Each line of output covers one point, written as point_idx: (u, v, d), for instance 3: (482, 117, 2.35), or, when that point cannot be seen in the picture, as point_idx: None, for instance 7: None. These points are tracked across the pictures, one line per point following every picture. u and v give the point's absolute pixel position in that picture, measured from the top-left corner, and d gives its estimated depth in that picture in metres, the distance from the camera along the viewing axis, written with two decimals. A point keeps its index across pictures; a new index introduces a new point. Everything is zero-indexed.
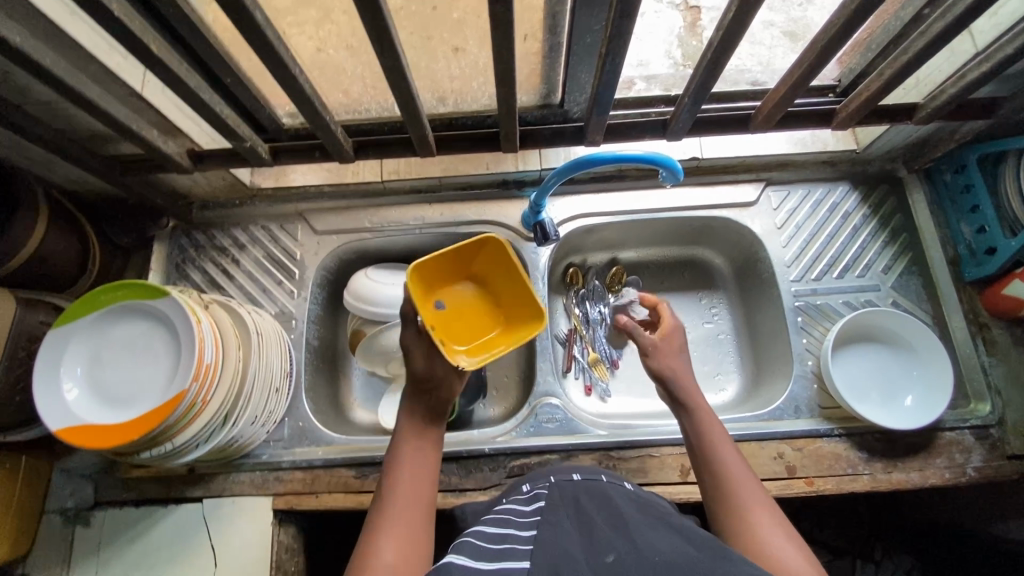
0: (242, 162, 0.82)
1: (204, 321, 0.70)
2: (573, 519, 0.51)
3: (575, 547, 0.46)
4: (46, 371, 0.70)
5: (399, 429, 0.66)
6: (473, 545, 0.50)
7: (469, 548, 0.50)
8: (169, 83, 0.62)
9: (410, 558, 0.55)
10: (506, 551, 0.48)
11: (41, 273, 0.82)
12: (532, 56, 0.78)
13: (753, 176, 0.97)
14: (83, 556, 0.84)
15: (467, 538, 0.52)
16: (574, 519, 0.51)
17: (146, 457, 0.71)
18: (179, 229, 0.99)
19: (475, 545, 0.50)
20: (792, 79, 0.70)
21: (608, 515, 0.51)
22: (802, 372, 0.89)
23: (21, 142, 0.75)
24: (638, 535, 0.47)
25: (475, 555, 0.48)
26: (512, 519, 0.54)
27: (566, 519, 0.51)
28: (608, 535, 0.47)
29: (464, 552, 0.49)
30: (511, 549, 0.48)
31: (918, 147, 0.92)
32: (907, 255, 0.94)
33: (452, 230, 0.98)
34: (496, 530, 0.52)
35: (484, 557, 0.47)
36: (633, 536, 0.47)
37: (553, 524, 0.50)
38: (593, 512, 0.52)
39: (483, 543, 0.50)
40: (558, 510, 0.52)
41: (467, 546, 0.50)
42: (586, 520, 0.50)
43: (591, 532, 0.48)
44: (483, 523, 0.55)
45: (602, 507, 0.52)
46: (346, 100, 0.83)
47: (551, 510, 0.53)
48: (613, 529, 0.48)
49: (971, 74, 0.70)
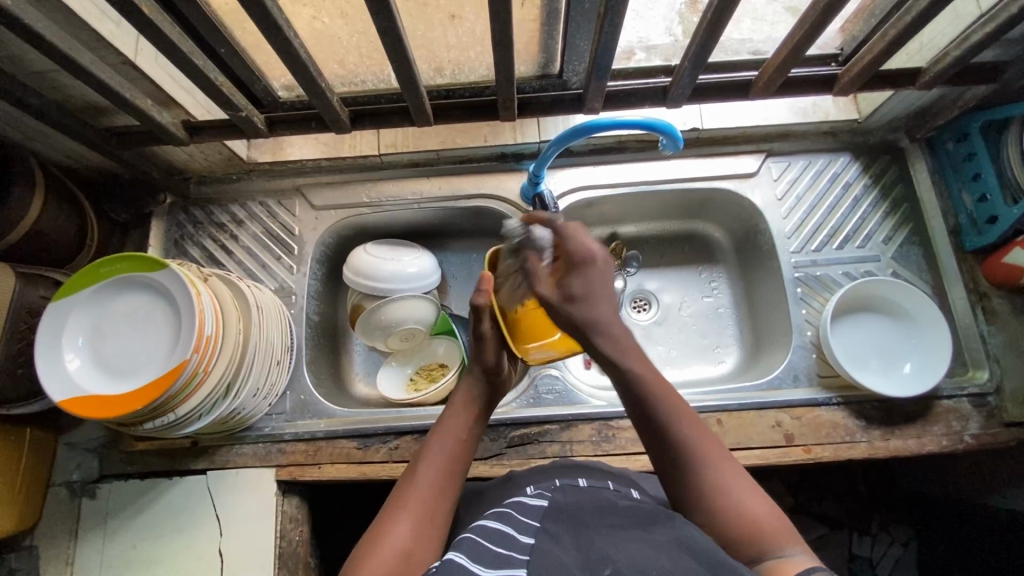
0: (238, 133, 0.81)
1: (204, 293, 0.70)
2: (575, 530, 0.51)
3: (574, 562, 0.47)
4: (48, 342, 0.71)
5: (450, 409, 0.67)
6: (473, 542, 0.50)
7: (467, 544, 0.50)
8: (163, 47, 0.62)
9: (424, 550, 0.54)
10: (505, 555, 0.48)
11: (39, 248, 0.82)
12: (529, 23, 0.74)
13: (754, 147, 0.96)
14: (90, 527, 0.85)
15: (468, 533, 0.52)
16: (576, 532, 0.51)
17: (149, 428, 0.72)
18: (177, 205, 0.99)
19: (467, 543, 0.50)
20: (794, 41, 0.69)
21: (610, 526, 0.51)
22: (802, 342, 0.89)
23: (14, 115, 0.74)
24: (639, 549, 0.47)
25: (475, 556, 0.48)
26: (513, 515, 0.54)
27: (568, 532, 0.51)
28: (608, 548, 0.47)
29: (464, 550, 0.49)
30: (510, 555, 0.48)
31: (921, 115, 0.91)
32: (908, 226, 0.94)
33: (452, 203, 0.98)
34: (495, 526, 0.52)
35: (481, 560, 0.47)
36: (634, 552, 0.46)
37: (552, 535, 0.50)
38: (594, 521, 0.51)
39: (482, 541, 0.50)
40: (560, 518, 0.53)
41: (468, 543, 0.50)
42: (589, 533, 0.50)
43: (590, 544, 0.48)
44: (488, 515, 0.55)
45: (605, 517, 0.52)
46: (342, 71, 0.82)
47: (555, 516, 0.53)
48: (614, 542, 0.48)
49: (975, 35, 0.69)
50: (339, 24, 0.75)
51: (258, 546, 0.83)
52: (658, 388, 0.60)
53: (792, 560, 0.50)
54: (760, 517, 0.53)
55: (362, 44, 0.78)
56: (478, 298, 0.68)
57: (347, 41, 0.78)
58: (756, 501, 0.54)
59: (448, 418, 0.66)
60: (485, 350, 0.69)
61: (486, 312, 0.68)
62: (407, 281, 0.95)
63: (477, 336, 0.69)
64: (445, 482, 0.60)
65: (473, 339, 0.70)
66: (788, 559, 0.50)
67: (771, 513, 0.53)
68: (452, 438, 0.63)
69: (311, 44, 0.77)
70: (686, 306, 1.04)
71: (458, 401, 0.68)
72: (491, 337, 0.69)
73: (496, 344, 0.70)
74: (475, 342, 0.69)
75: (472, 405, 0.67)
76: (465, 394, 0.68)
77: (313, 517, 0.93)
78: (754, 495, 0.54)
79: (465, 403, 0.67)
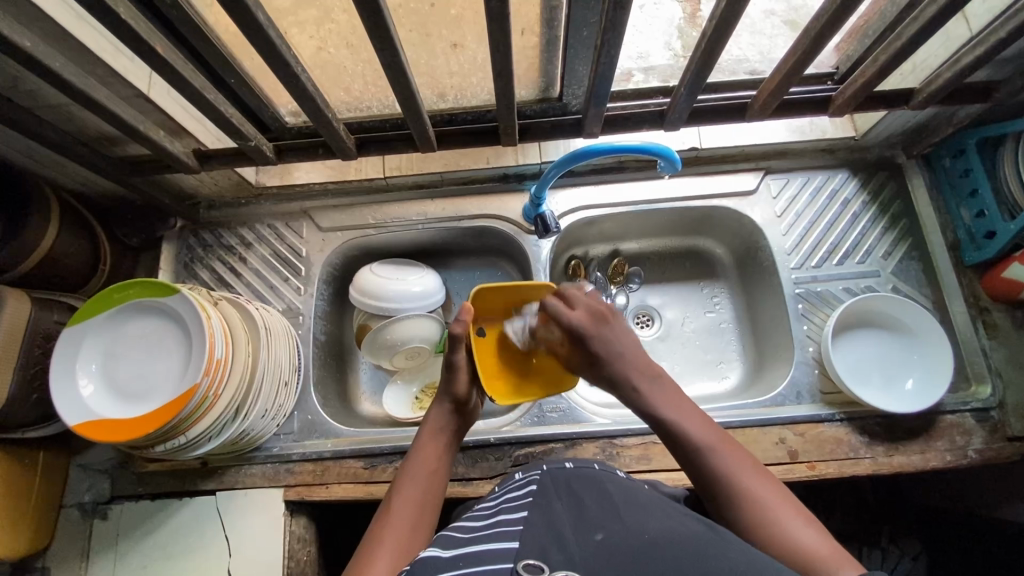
0: (246, 161, 0.84)
1: (214, 317, 0.72)
2: (566, 504, 0.52)
3: (568, 529, 0.47)
4: (62, 368, 0.72)
5: (420, 436, 0.69)
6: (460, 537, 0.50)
7: (458, 538, 0.50)
8: (176, 83, 0.64)
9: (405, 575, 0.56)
10: (498, 535, 0.48)
11: (54, 273, 0.84)
12: (529, 50, 0.77)
13: (753, 165, 0.98)
14: (101, 548, 0.86)
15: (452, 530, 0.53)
16: (568, 504, 0.52)
17: (159, 451, 0.73)
18: (187, 229, 1.01)
19: (454, 536, 0.51)
20: (787, 66, 0.71)
21: (600, 498, 0.52)
22: (803, 358, 0.90)
23: (31, 147, 0.77)
24: (631, 518, 0.48)
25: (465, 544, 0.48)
26: (502, 507, 0.55)
27: (559, 503, 0.52)
28: (600, 518, 0.48)
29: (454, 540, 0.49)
30: (502, 533, 0.48)
31: (917, 132, 0.92)
32: (907, 241, 0.94)
33: (456, 223, 1.00)
34: (484, 521, 0.53)
35: (471, 543, 0.48)
36: (624, 520, 0.48)
37: (543, 507, 0.52)
38: (585, 498, 0.52)
39: (471, 532, 0.51)
40: (549, 496, 0.54)
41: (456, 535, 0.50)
42: (581, 505, 0.51)
43: (581, 514, 0.49)
44: (468, 517, 0.57)
45: (595, 492, 0.53)
46: (348, 97, 0.84)
47: (543, 495, 0.54)
48: (605, 511, 0.50)
49: (966, 57, 0.71)
50: (344, 54, 0.80)
51: (265, 565, 0.83)
52: (699, 425, 0.61)
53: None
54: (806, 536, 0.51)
55: (367, 72, 0.81)
56: (456, 328, 0.69)
57: (352, 70, 0.80)
58: (803, 529, 0.52)
59: (420, 452, 0.68)
60: (456, 381, 0.71)
61: (463, 344, 0.69)
62: (411, 301, 0.96)
63: (451, 367, 0.70)
64: (421, 513, 0.62)
65: (446, 368, 0.71)
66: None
67: (821, 537, 0.51)
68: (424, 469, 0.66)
69: (318, 72, 0.79)
70: (688, 322, 1.05)
71: (427, 428, 0.70)
72: (463, 367, 0.71)
73: (468, 375, 0.71)
74: (447, 371, 0.71)
75: (441, 431, 0.70)
76: (434, 422, 0.70)
77: (320, 536, 0.94)
78: (800, 524, 0.52)
79: (433, 433, 0.69)
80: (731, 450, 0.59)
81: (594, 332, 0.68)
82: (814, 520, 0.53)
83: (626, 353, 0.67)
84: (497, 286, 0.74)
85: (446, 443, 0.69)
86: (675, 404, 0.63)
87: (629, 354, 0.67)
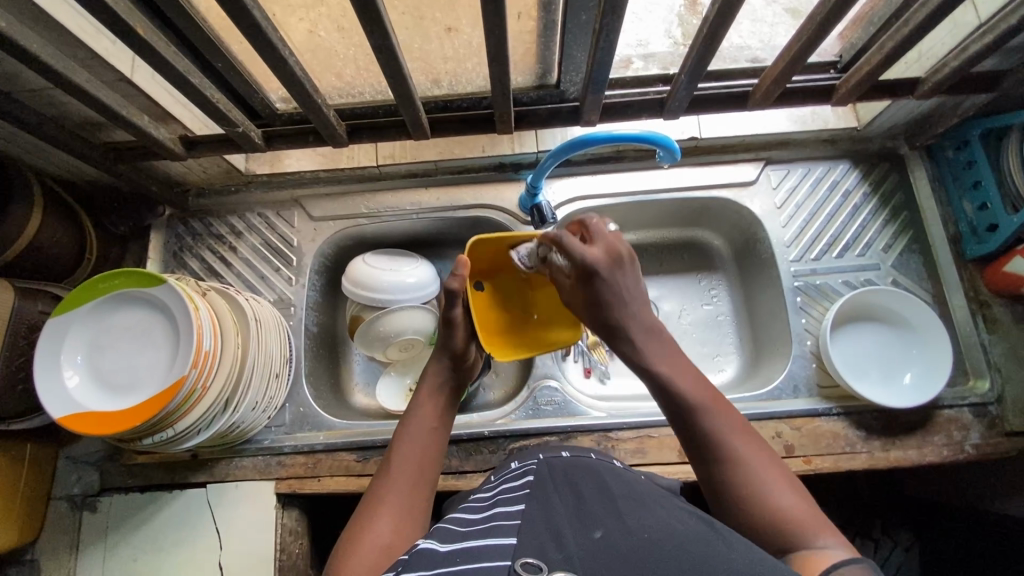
0: (235, 148, 0.81)
1: (202, 308, 0.70)
2: (563, 497, 0.52)
3: (565, 524, 0.47)
4: (46, 359, 0.71)
5: (419, 395, 0.68)
6: (451, 529, 0.50)
7: (452, 530, 0.49)
8: (159, 67, 0.62)
9: (405, 540, 0.55)
10: (493, 526, 0.48)
11: (39, 263, 0.82)
12: (526, 35, 0.74)
13: (753, 155, 0.96)
14: (91, 541, 0.86)
15: (447, 522, 0.52)
16: (566, 497, 0.51)
17: (147, 444, 0.72)
18: (176, 217, 0.99)
19: (449, 529, 0.50)
20: (792, 53, 0.68)
21: (599, 492, 0.52)
22: (801, 352, 0.89)
23: (12, 132, 0.75)
24: (629, 514, 0.48)
25: (458, 536, 0.48)
26: (499, 500, 0.55)
27: (556, 496, 0.52)
28: (599, 514, 0.48)
29: (446, 535, 0.48)
30: (499, 526, 0.48)
31: (920, 123, 0.91)
32: (908, 233, 0.93)
33: (450, 213, 0.98)
34: (480, 514, 0.52)
35: (467, 537, 0.47)
36: (624, 516, 0.47)
37: (541, 501, 0.51)
38: (583, 492, 0.52)
39: (467, 526, 0.50)
40: (546, 488, 0.53)
41: (450, 529, 0.50)
42: (580, 501, 0.51)
43: (580, 509, 0.49)
44: (464, 508, 0.56)
45: (593, 485, 0.53)
46: (339, 83, 0.82)
47: (540, 487, 0.54)
48: (605, 506, 0.49)
49: (974, 45, 0.69)
50: (336, 37, 0.75)
51: (257, 558, 0.83)
52: (692, 382, 0.59)
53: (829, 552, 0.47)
54: (790, 505, 0.51)
55: (359, 57, 0.78)
56: (451, 284, 0.66)
57: (343, 54, 0.78)
58: (789, 497, 0.52)
59: (417, 410, 0.66)
60: (454, 336, 0.69)
61: (459, 299, 0.66)
62: (405, 292, 0.95)
63: (447, 323, 0.68)
64: (420, 473, 0.61)
65: (442, 325, 0.69)
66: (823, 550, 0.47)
67: (806, 507, 0.51)
68: (422, 428, 0.65)
69: (308, 57, 0.77)
70: (685, 314, 1.04)
71: (425, 390, 0.68)
72: (461, 322, 0.68)
73: (464, 331, 0.69)
74: (444, 328, 0.69)
75: (439, 390, 0.68)
76: (432, 381, 0.68)
77: (313, 528, 0.93)
78: (787, 492, 0.52)
79: (432, 391, 0.67)
80: (726, 411, 0.58)
81: (607, 272, 0.61)
82: (799, 489, 0.53)
83: (634, 303, 0.62)
84: (491, 236, 0.72)
85: (445, 402, 0.68)
86: (668, 359, 0.61)
87: (634, 301, 0.62)
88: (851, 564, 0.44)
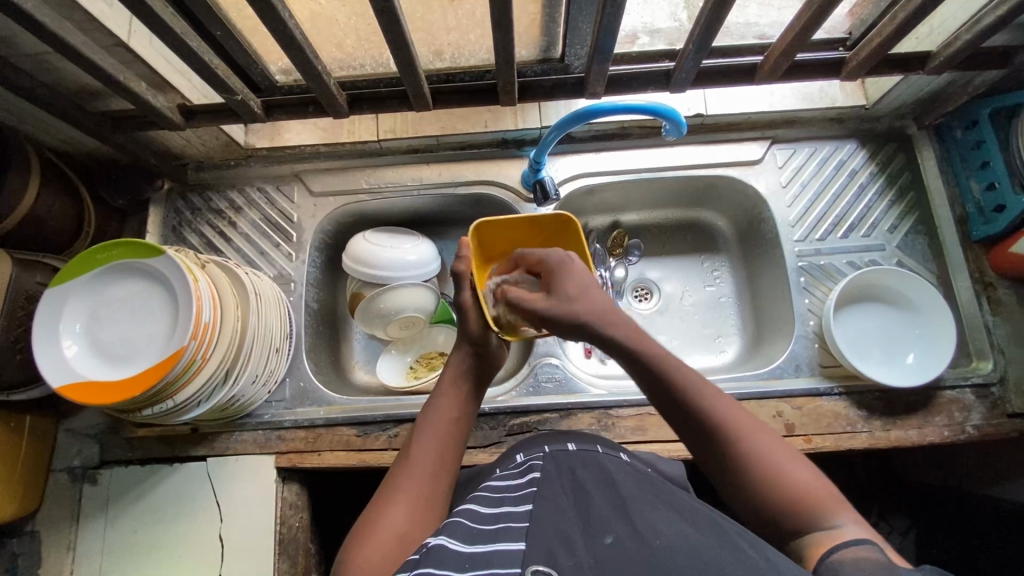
0: (234, 119, 0.80)
1: (201, 280, 0.70)
2: (573, 496, 0.52)
3: (574, 530, 0.48)
4: (45, 328, 0.70)
5: (440, 382, 0.67)
6: (460, 525, 0.50)
7: (460, 528, 0.50)
8: (156, 29, 0.60)
9: (421, 532, 0.55)
10: (499, 530, 0.49)
11: (36, 235, 0.82)
12: (530, 5, 0.72)
13: (759, 134, 0.95)
14: (91, 512, 0.86)
15: (457, 516, 0.52)
16: (574, 496, 0.52)
17: (147, 415, 0.72)
18: (175, 191, 0.98)
19: (464, 526, 0.50)
20: (802, 22, 0.67)
21: (608, 490, 0.52)
22: (803, 332, 0.89)
23: (7, 98, 0.73)
24: (638, 513, 0.48)
25: (467, 538, 0.48)
26: (506, 494, 0.55)
27: (564, 497, 0.52)
28: (608, 515, 0.48)
29: (457, 534, 0.49)
30: (506, 529, 0.49)
31: (930, 101, 0.90)
32: (914, 214, 0.92)
33: (452, 190, 0.97)
34: (490, 509, 0.52)
35: (478, 541, 0.48)
36: (633, 516, 0.47)
37: (549, 501, 0.51)
38: (592, 489, 0.52)
39: (476, 523, 0.50)
40: (555, 487, 0.53)
41: (460, 526, 0.50)
42: (587, 499, 0.51)
43: (588, 509, 0.49)
44: (475, 499, 0.56)
45: (600, 479, 0.54)
46: (340, 54, 0.81)
47: (548, 484, 0.54)
48: (613, 506, 0.49)
49: (987, 17, 0.67)
50: (337, 6, 0.75)
51: (257, 531, 0.83)
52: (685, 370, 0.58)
53: (844, 530, 0.49)
54: (805, 484, 0.52)
55: (360, 26, 0.77)
56: (458, 264, 0.71)
57: (344, 23, 0.76)
58: (798, 470, 0.53)
59: (440, 399, 0.66)
60: (470, 324, 0.68)
61: (466, 281, 0.70)
62: (406, 269, 0.94)
63: (458, 308, 0.69)
64: (440, 466, 0.61)
65: (455, 311, 0.70)
66: (839, 528, 0.49)
67: (816, 480, 0.52)
68: (443, 418, 0.64)
69: (308, 26, 0.75)
70: (686, 295, 1.03)
71: (447, 379, 0.67)
72: (473, 307, 0.69)
73: (479, 315, 0.69)
74: (456, 314, 0.69)
75: (461, 382, 0.67)
76: (454, 369, 0.68)
77: (313, 503, 0.94)
78: (795, 465, 0.53)
79: (454, 381, 0.67)
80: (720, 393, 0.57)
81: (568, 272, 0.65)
82: (807, 462, 0.54)
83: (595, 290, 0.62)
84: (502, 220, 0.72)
85: (466, 393, 0.67)
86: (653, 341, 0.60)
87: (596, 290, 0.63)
88: (858, 547, 0.46)
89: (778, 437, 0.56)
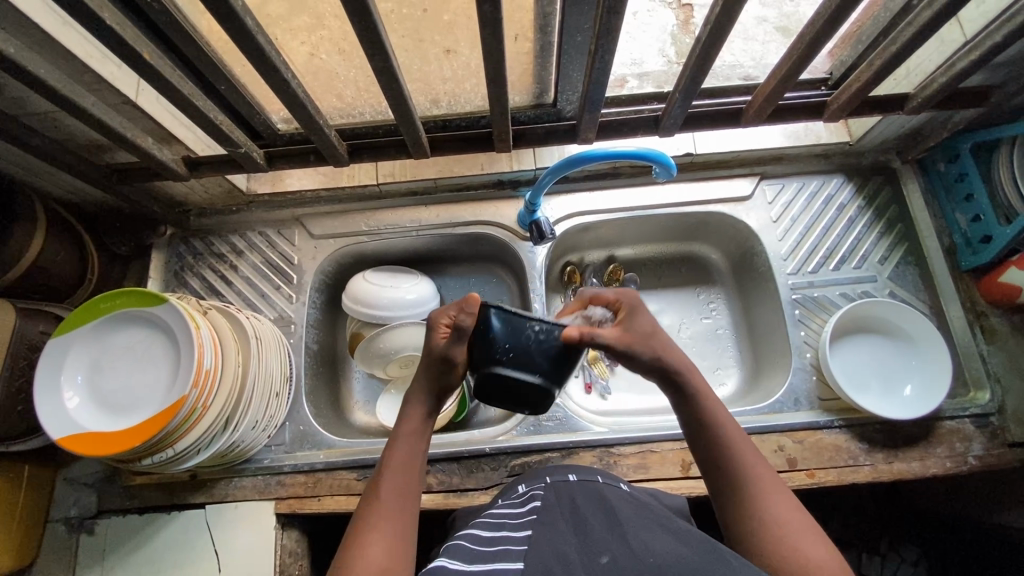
0: (237, 168, 0.83)
1: (203, 327, 0.70)
2: (569, 519, 0.51)
3: (572, 550, 0.46)
4: (46, 380, 0.71)
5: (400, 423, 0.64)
6: (461, 548, 0.50)
7: (460, 551, 0.49)
8: (165, 92, 0.63)
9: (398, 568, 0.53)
10: (497, 552, 0.48)
11: (40, 283, 0.83)
12: (523, 57, 0.77)
13: (747, 170, 0.97)
14: (86, 565, 0.84)
15: (458, 541, 0.52)
16: (571, 520, 0.51)
17: (147, 464, 0.71)
18: (177, 236, 1.00)
19: (468, 548, 0.49)
20: (782, 71, 0.70)
21: (606, 515, 0.51)
22: (801, 365, 0.89)
23: (17, 154, 0.76)
24: (634, 537, 0.47)
25: (469, 558, 0.47)
26: (505, 522, 0.54)
27: (562, 520, 0.51)
28: (604, 537, 0.48)
29: (457, 555, 0.48)
30: (506, 550, 0.48)
31: (912, 137, 0.92)
32: (903, 246, 0.94)
33: (450, 230, 0.99)
34: (488, 533, 0.52)
35: (478, 560, 0.47)
36: (629, 537, 0.47)
37: (547, 525, 0.50)
38: (588, 513, 0.52)
39: (476, 546, 0.50)
40: (554, 511, 0.53)
41: (461, 549, 0.49)
42: (584, 522, 0.50)
43: (586, 533, 0.48)
44: (475, 526, 0.55)
45: (596, 506, 0.53)
46: (340, 104, 0.83)
47: (547, 511, 0.53)
48: (610, 530, 0.49)
49: (959, 63, 0.70)
50: (337, 60, 0.80)
51: None
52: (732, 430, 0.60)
53: None
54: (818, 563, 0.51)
55: (359, 79, 0.82)
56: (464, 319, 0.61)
57: (344, 76, 0.81)
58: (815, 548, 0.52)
59: (403, 438, 0.63)
60: (451, 371, 0.64)
61: (467, 336, 0.62)
62: (407, 308, 0.95)
63: (449, 359, 0.63)
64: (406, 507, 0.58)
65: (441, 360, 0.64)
66: None
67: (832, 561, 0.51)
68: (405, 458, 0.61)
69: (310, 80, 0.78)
70: (684, 329, 1.04)
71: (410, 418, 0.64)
72: (462, 360, 0.64)
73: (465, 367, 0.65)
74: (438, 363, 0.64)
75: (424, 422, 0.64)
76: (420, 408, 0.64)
77: (312, 548, 0.92)
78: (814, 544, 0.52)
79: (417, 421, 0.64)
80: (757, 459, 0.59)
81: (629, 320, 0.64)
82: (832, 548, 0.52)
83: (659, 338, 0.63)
84: None
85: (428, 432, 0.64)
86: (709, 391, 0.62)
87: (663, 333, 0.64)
88: None
89: (804, 516, 0.55)
